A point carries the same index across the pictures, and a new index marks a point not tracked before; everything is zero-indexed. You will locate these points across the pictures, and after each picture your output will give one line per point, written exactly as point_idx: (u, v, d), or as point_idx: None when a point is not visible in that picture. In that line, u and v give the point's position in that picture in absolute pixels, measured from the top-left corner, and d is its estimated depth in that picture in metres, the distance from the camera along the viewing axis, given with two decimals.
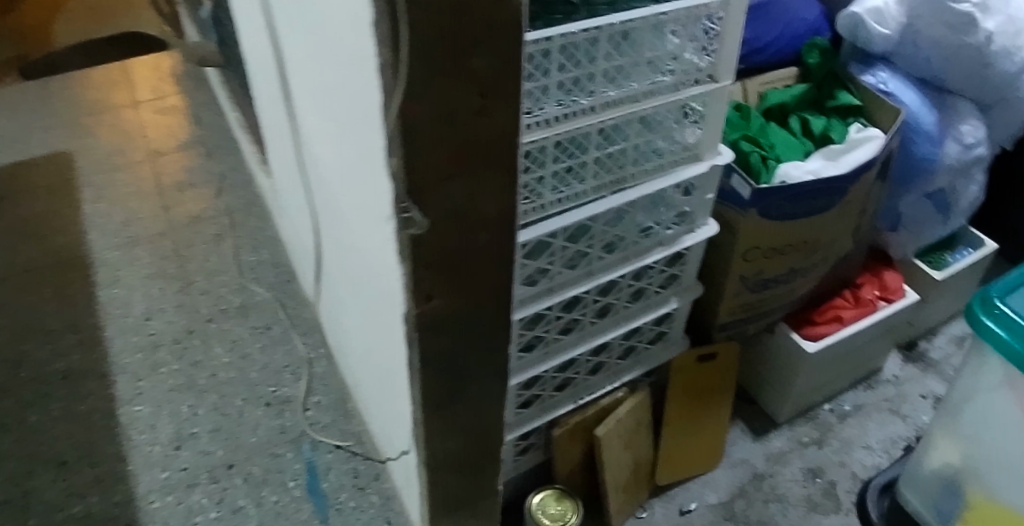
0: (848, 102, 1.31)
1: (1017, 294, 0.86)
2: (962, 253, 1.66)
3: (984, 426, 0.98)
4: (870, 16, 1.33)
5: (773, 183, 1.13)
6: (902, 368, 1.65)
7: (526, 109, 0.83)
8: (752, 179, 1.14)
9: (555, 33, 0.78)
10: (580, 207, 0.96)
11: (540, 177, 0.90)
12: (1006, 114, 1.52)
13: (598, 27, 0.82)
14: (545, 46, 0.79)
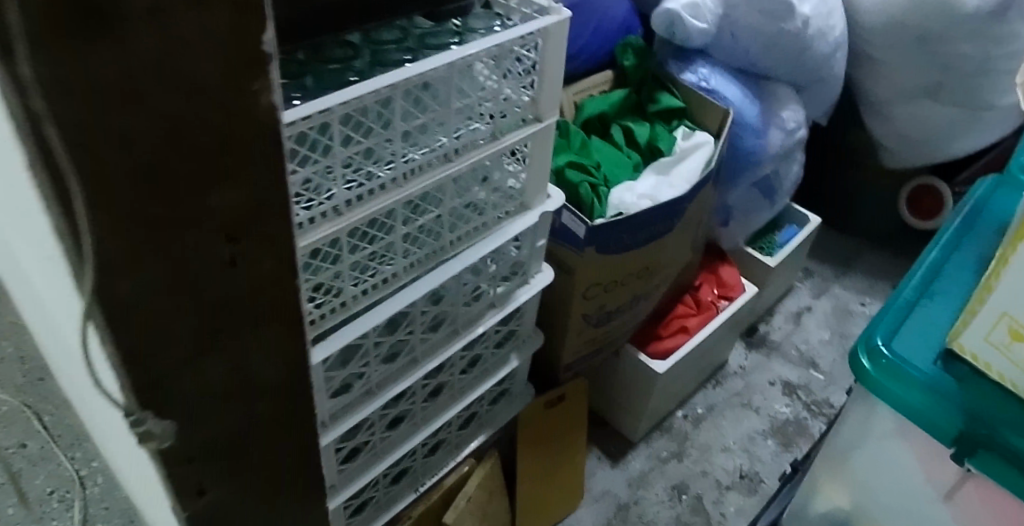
0: (671, 105, 1.25)
1: (900, 335, 0.80)
2: (790, 232, 1.73)
3: (875, 473, 0.84)
4: (686, 10, 1.25)
5: (609, 217, 1.03)
6: (746, 356, 1.73)
7: (303, 200, 0.64)
8: (585, 214, 1.03)
9: (335, 104, 0.60)
10: (393, 295, 0.79)
11: (337, 272, 0.71)
12: (820, 92, 1.60)
13: (392, 85, 0.64)
14: (323, 120, 0.60)
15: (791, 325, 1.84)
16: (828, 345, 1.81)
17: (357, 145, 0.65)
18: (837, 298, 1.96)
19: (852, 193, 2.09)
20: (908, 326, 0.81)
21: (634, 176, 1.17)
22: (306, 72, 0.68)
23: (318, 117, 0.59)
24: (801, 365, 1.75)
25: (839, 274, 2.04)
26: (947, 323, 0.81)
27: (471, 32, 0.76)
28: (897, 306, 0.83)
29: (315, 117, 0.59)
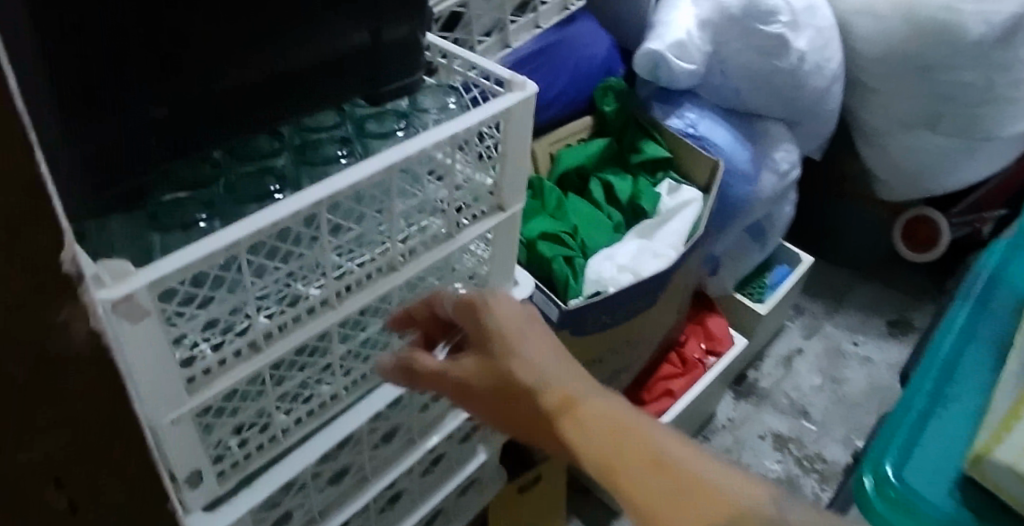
0: (655, 155, 1.14)
1: (912, 459, 0.72)
2: (782, 273, 1.65)
3: None
4: (672, 51, 1.13)
5: (586, 297, 0.92)
6: (735, 407, 1.67)
7: (209, 342, 0.53)
8: (559, 295, 0.93)
9: (243, 237, 0.48)
10: (335, 422, 0.69)
11: (260, 408, 0.61)
12: (815, 127, 1.49)
13: (318, 201, 0.52)
14: (227, 255, 0.48)
15: (781, 371, 1.77)
16: (819, 392, 1.74)
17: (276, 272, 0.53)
18: (829, 338, 1.87)
19: (842, 225, 1.98)
20: (922, 444, 0.72)
21: (615, 239, 1.06)
22: (223, 176, 0.57)
23: (219, 256, 0.47)
24: (792, 415, 1.68)
25: (831, 310, 1.94)
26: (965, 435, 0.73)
27: (420, 113, 0.66)
28: (910, 418, 0.74)
29: (216, 258, 0.47)
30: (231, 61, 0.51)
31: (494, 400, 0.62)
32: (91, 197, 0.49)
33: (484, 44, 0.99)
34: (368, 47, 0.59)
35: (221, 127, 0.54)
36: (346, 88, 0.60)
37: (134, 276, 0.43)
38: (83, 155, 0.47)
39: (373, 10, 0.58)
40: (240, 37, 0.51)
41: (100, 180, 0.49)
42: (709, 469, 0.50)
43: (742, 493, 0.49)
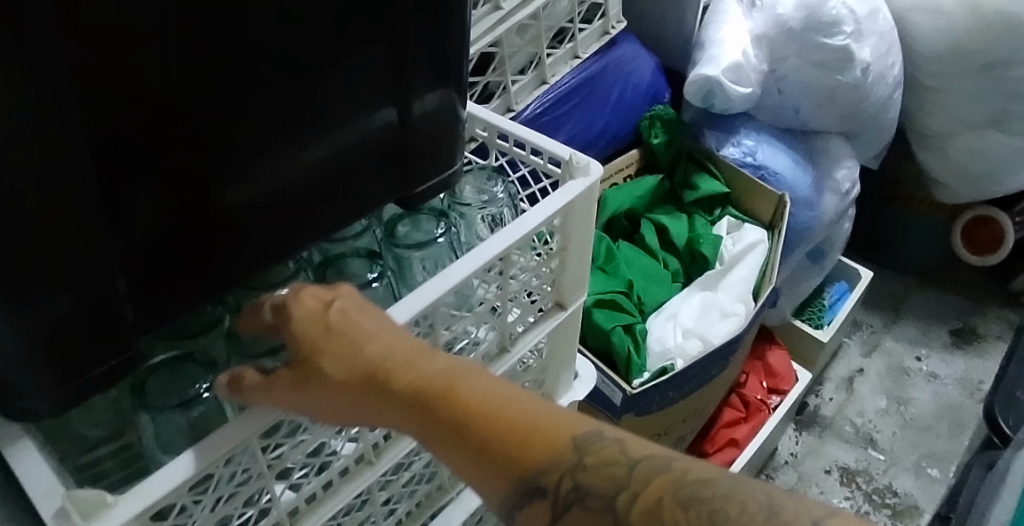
0: (713, 191, 1.03)
1: None
2: (841, 294, 1.51)
3: None
4: (728, 75, 1.00)
5: (649, 379, 0.83)
6: (798, 440, 1.53)
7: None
8: (622, 376, 0.84)
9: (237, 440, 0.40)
10: None
11: None
12: (873, 139, 1.35)
13: None
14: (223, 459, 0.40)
15: (844, 395, 1.62)
16: (885, 417, 1.59)
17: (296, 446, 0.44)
18: (892, 356, 1.70)
19: (896, 232, 1.77)
20: None
21: (674, 292, 0.94)
22: (227, 314, 0.50)
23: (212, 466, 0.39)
24: (858, 444, 1.54)
25: (889, 322, 1.77)
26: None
27: (461, 208, 0.57)
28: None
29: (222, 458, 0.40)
30: (227, 172, 0.42)
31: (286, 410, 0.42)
32: (65, 385, 0.39)
33: (517, 83, 0.87)
34: (396, 126, 0.49)
35: (223, 247, 0.44)
36: (378, 177, 0.51)
37: (111, 509, 0.36)
38: (49, 334, 0.37)
39: (398, 83, 0.48)
40: (235, 143, 0.41)
41: (77, 357, 0.39)
42: (533, 408, 0.39)
43: (568, 424, 0.38)
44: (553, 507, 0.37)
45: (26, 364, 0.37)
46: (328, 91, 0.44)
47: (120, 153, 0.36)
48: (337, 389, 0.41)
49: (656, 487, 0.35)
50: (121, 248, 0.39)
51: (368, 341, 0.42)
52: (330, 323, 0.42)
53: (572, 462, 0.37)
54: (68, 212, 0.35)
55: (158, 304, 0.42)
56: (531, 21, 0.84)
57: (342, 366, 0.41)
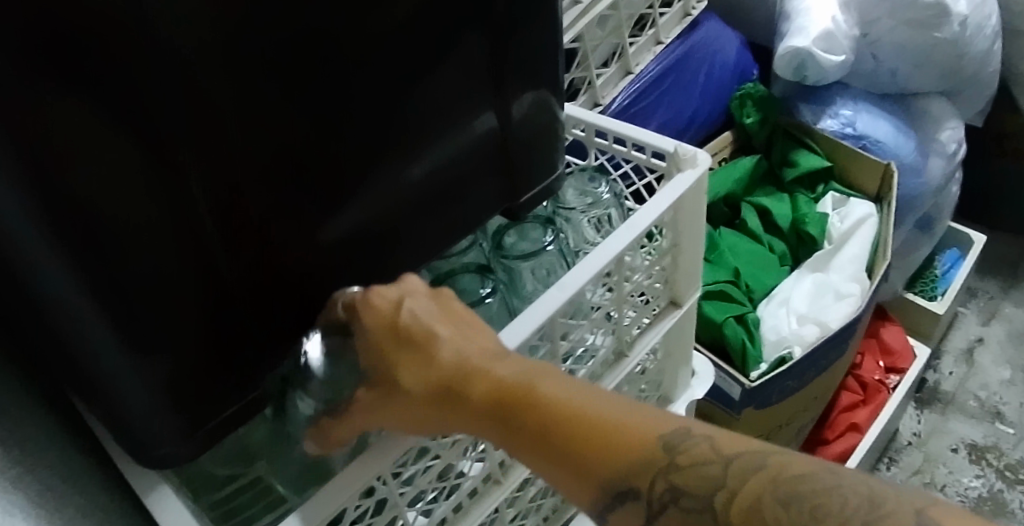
0: (814, 166, 0.98)
1: None
2: (955, 262, 1.42)
3: None
4: (818, 44, 0.95)
5: (768, 371, 0.80)
6: (920, 419, 1.45)
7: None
8: (740, 369, 0.81)
9: (371, 481, 0.39)
10: None
11: None
12: (977, 95, 1.26)
13: None
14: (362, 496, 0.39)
15: (964, 368, 1.52)
16: (1012, 388, 1.49)
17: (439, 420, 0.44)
18: (1013, 322, 1.59)
19: (1005, 192, 1.65)
20: None
21: (784, 276, 0.91)
22: None
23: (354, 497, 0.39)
24: (984, 419, 1.45)
25: (1006, 287, 1.65)
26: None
27: (566, 213, 0.56)
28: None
29: (353, 490, 0.38)
30: (334, 204, 0.42)
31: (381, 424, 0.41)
32: (194, 433, 0.40)
33: (602, 76, 0.85)
34: (496, 132, 0.48)
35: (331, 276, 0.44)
36: (481, 186, 0.50)
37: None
38: (175, 386, 0.38)
39: (494, 87, 0.47)
40: (343, 170, 0.41)
41: (203, 400, 0.40)
42: (608, 404, 0.34)
43: (651, 424, 0.33)
44: (648, 511, 0.32)
45: (160, 414, 0.38)
46: (426, 110, 0.43)
47: (233, 197, 0.37)
48: (410, 414, 0.39)
49: (752, 484, 0.30)
50: (241, 292, 0.39)
51: (445, 347, 0.39)
52: (400, 331, 0.40)
53: (661, 461, 0.32)
54: (186, 263, 0.36)
55: (276, 342, 0.43)
56: (611, 11, 0.82)
57: (419, 377, 0.39)
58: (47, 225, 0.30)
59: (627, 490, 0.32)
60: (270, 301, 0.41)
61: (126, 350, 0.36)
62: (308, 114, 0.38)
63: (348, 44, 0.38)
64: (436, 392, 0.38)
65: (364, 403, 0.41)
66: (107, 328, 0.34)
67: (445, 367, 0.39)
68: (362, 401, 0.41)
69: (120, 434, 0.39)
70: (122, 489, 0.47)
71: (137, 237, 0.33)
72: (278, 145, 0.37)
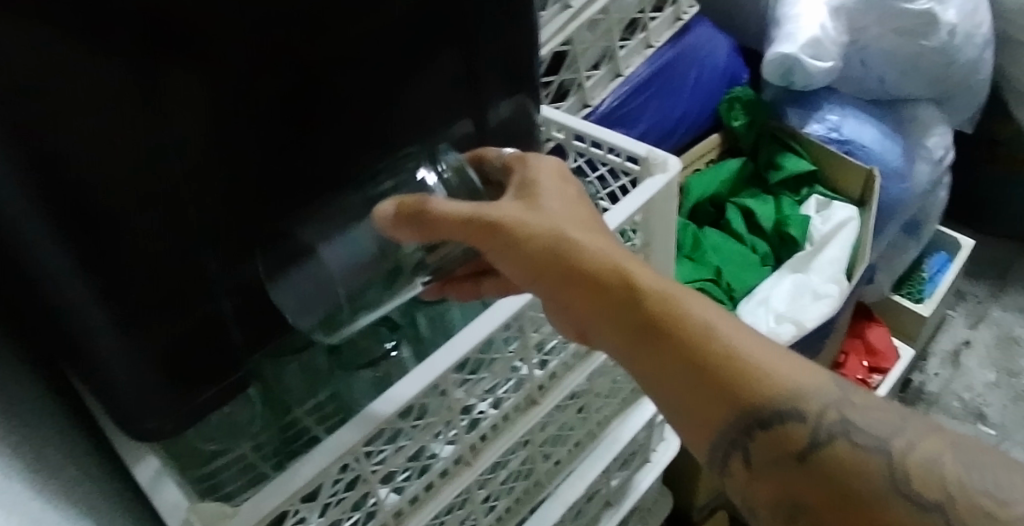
0: (798, 170, 1.01)
1: None
2: (942, 265, 1.45)
3: None
4: (806, 51, 0.98)
5: None
6: None
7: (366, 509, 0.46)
8: None
9: (347, 461, 0.42)
10: None
11: None
12: (965, 102, 1.28)
13: (462, 351, 0.46)
14: (335, 475, 0.42)
15: (949, 370, 1.55)
16: (995, 390, 1.52)
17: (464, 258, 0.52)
18: (1000, 326, 1.62)
19: (996, 198, 1.68)
20: None
21: (765, 275, 0.94)
22: None
23: (333, 470, 0.41)
24: (967, 420, 1.48)
25: (995, 292, 1.67)
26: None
27: None
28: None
29: (328, 467, 0.41)
30: (319, 201, 0.46)
31: (522, 261, 0.45)
32: (179, 410, 0.43)
33: (591, 78, 0.88)
34: (474, 135, 0.53)
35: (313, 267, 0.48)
36: None
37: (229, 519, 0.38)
38: (168, 364, 0.41)
39: (473, 96, 0.51)
40: (328, 171, 0.45)
41: (194, 376, 0.43)
42: (774, 342, 0.40)
43: (813, 370, 0.40)
44: (812, 436, 0.37)
45: (149, 389, 0.41)
46: (405, 114, 0.47)
47: (230, 190, 0.40)
48: (570, 266, 0.44)
49: (934, 441, 0.35)
50: (231, 281, 0.43)
51: (618, 247, 0.45)
52: (580, 219, 0.46)
53: (832, 394, 0.38)
54: (180, 252, 0.39)
55: (263, 325, 0.46)
56: (602, 15, 0.84)
57: (593, 247, 0.44)
58: (49, 215, 0.33)
59: (794, 410, 0.38)
60: (260, 287, 0.45)
61: (123, 332, 0.39)
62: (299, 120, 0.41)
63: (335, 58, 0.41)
64: (607, 265, 0.43)
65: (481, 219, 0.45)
66: (106, 311, 0.37)
67: (621, 255, 0.44)
68: (478, 220, 0.45)
69: (112, 409, 0.42)
70: (106, 463, 0.49)
71: (132, 227, 0.36)
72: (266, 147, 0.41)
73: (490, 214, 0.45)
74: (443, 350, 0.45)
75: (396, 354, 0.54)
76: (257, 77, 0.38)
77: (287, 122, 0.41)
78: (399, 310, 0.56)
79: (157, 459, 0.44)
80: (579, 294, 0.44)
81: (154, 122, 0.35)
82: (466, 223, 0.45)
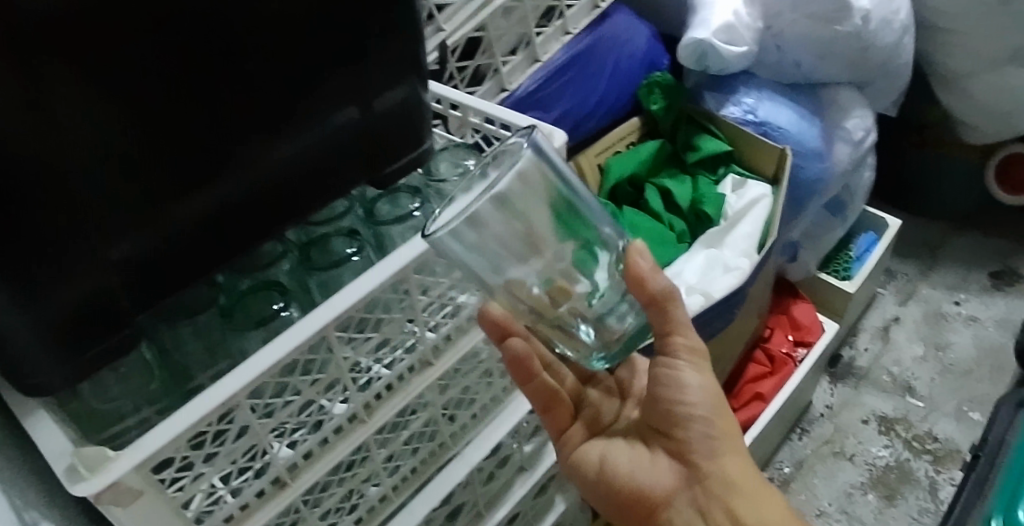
0: (715, 150, 1.05)
1: None
2: (868, 244, 1.51)
3: None
4: (719, 36, 1.02)
5: None
6: (833, 392, 1.53)
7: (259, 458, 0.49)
8: None
9: (234, 409, 0.45)
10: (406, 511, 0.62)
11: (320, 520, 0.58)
12: (886, 86, 1.32)
13: (348, 312, 0.49)
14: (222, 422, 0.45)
15: (879, 344, 1.61)
16: (923, 364, 1.57)
17: (555, 281, 0.57)
18: (929, 302, 1.67)
19: (925, 179, 1.74)
20: None
21: (679, 252, 0.98)
22: (223, 293, 0.57)
23: (217, 415, 0.45)
24: (896, 393, 1.53)
25: (926, 270, 1.73)
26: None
27: (438, 184, 0.63)
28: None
29: (210, 417, 0.44)
30: (199, 178, 0.49)
31: (669, 419, 0.65)
32: (71, 364, 0.47)
33: (509, 63, 0.91)
34: (362, 120, 0.56)
35: (206, 243, 0.51)
36: (348, 166, 0.57)
37: (112, 462, 0.42)
38: (60, 323, 0.45)
39: (358, 80, 0.54)
40: (205, 149, 0.48)
41: (87, 333, 0.47)
42: None
43: None
44: None
45: (40, 344, 0.45)
46: (285, 92, 0.51)
47: (97, 162, 0.43)
48: (705, 439, 0.65)
49: None
50: (119, 251, 0.47)
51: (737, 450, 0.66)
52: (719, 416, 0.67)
53: None
54: (60, 214, 0.43)
55: (153, 291, 0.50)
56: (515, 3, 0.88)
57: (724, 439, 0.65)
58: None
59: None
60: (149, 257, 0.49)
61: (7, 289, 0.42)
62: (166, 99, 0.45)
63: (195, 35, 0.44)
64: (729, 453, 0.65)
65: (691, 339, 0.62)
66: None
67: (738, 454, 0.66)
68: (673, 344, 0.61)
69: (7, 363, 0.46)
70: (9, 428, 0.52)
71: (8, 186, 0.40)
72: (145, 123, 0.45)
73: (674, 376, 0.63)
74: (327, 305, 0.49)
75: (286, 313, 0.54)
76: (109, 53, 0.41)
77: (151, 98, 0.44)
78: (288, 278, 0.58)
79: (50, 415, 0.48)
80: (704, 457, 0.65)
81: (22, 90, 0.39)
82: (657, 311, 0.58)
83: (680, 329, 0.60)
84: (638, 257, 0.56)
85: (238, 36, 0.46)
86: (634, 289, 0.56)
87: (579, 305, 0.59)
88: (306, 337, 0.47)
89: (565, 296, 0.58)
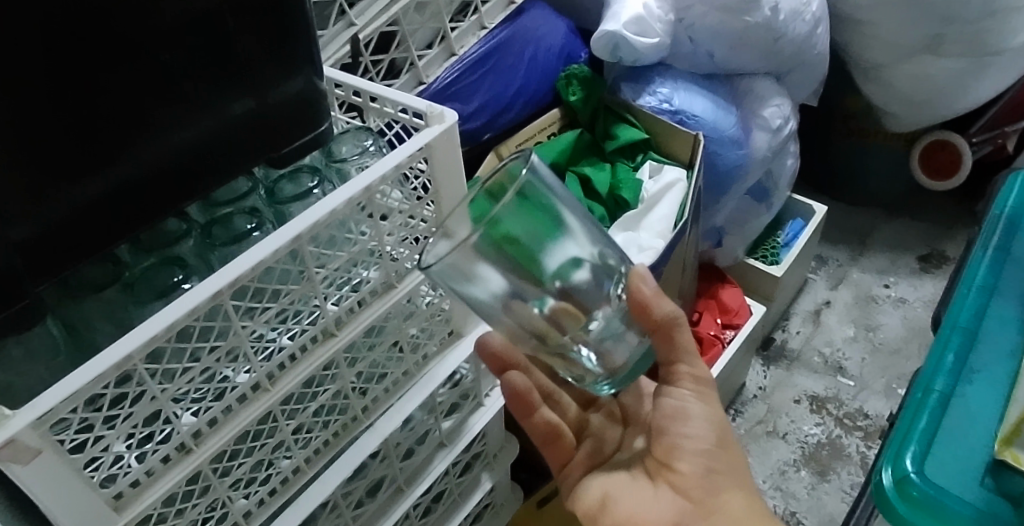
0: (631, 139, 1.09)
1: (934, 460, 0.61)
2: (794, 229, 1.57)
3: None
4: (630, 28, 1.06)
5: None
6: (766, 374, 1.58)
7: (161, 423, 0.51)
8: None
9: (130, 368, 0.47)
10: (318, 481, 0.64)
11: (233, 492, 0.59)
12: (803, 76, 1.38)
13: (242, 278, 0.51)
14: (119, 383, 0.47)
15: (810, 327, 1.66)
16: (853, 343, 1.63)
17: (558, 302, 0.64)
18: (858, 286, 1.74)
19: (850, 166, 1.81)
20: (940, 444, 0.62)
21: None
22: (126, 270, 0.58)
23: (112, 376, 0.46)
24: (827, 373, 1.58)
25: (856, 255, 1.79)
26: (1009, 381, 0.65)
27: (337, 164, 0.66)
28: (931, 404, 0.65)
29: (105, 379, 0.46)
30: (94, 164, 0.50)
31: (673, 439, 0.69)
32: None
33: (424, 58, 0.97)
34: (258, 110, 0.57)
35: (106, 226, 0.53)
36: (247, 149, 0.58)
37: (8, 420, 0.43)
38: None
39: (253, 70, 0.56)
40: (98, 134, 0.50)
41: None
42: None
43: None
44: None
45: None
46: (182, 79, 0.52)
47: None
48: (709, 457, 0.69)
49: None
50: (16, 231, 0.48)
51: (741, 481, 0.70)
52: None
53: None
54: None
55: (53, 271, 0.51)
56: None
57: (727, 464, 0.70)
58: None
59: None
60: (49, 237, 0.50)
61: None
62: (54, 85, 0.46)
63: (75, 21, 0.46)
64: (731, 478, 0.69)
65: (695, 369, 0.68)
66: None
67: (739, 483, 0.70)
68: (678, 364, 0.68)
69: None
70: None
71: None
72: (38, 108, 0.46)
73: (681, 392, 0.69)
74: (218, 274, 0.50)
75: (185, 284, 0.57)
76: None
77: (36, 84, 0.46)
78: (193, 255, 0.60)
79: None
80: (708, 477, 0.68)
81: None
82: (662, 332, 0.65)
83: (685, 357, 0.67)
84: (642, 282, 0.63)
85: (124, 26, 0.48)
86: (640, 315, 0.64)
87: (582, 332, 0.66)
88: (195, 303, 0.49)
89: (569, 321, 0.65)
